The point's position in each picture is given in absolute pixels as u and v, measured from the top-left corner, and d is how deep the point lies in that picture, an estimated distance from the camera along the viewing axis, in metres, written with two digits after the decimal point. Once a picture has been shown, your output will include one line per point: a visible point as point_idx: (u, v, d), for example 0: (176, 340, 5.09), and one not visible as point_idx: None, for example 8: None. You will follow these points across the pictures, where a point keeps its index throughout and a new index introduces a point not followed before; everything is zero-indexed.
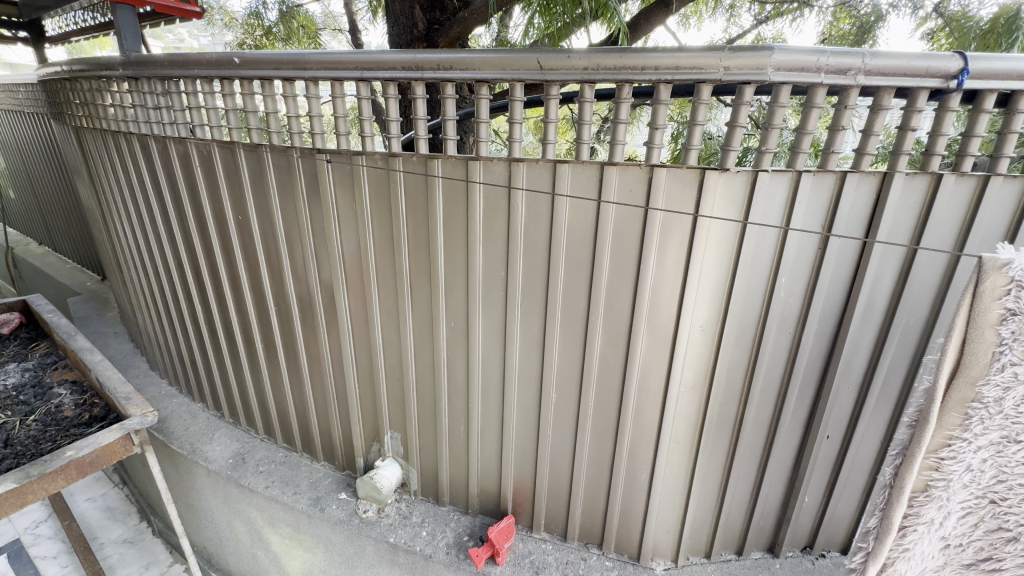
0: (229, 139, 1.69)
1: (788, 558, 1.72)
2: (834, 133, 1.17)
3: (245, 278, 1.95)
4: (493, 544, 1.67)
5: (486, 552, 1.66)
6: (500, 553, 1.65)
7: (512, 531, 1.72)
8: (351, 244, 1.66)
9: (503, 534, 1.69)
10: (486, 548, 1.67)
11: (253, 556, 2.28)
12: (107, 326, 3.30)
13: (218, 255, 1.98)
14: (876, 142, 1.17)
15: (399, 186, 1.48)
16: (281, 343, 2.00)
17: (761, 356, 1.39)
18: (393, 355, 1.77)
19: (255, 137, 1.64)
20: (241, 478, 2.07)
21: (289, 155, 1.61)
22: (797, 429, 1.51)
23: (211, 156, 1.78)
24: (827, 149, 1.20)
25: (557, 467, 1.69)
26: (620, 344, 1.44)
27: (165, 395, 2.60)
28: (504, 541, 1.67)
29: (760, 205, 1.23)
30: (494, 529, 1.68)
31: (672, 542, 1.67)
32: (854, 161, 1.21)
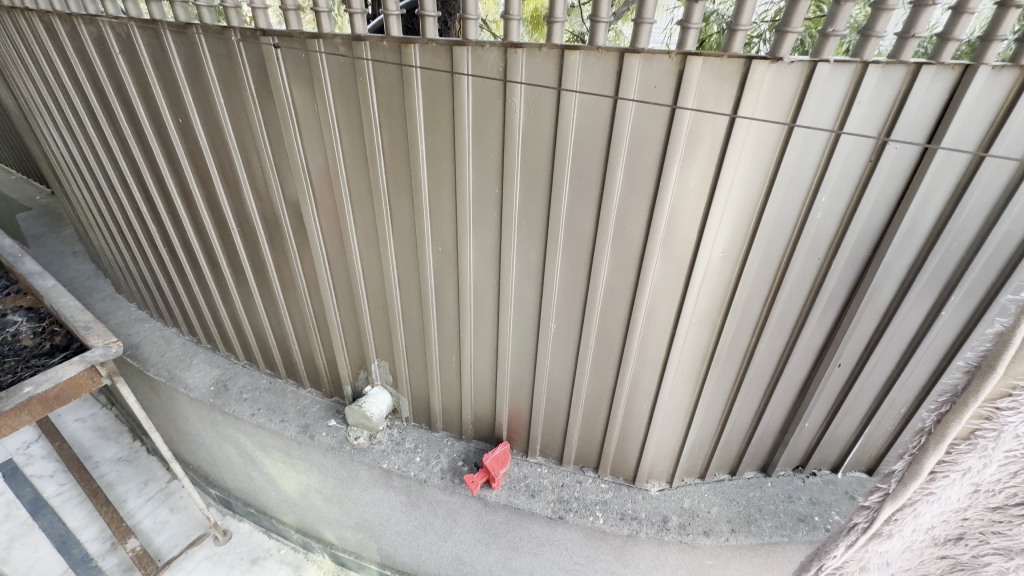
0: (149, 17, 1.35)
1: (780, 477, 1.75)
2: (919, 10, 0.91)
3: (199, 193, 1.71)
4: (489, 472, 1.65)
5: (481, 479, 1.65)
6: (496, 481, 1.65)
7: (508, 457, 1.69)
8: (316, 153, 1.40)
9: (499, 462, 1.66)
10: (481, 475, 1.65)
11: (249, 476, 2.30)
12: (62, 245, 3.04)
13: (163, 167, 1.71)
14: (970, 24, 0.91)
15: (368, 79, 1.21)
16: (249, 266, 1.81)
17: (785, 283, 1.26)
18: (375, 281, 1.60)
19: (181, 15, 1.31)
20: (225, 406, 2.00)
21: (228, 39, 1.30)
22: (808, 358, 1.44)
23: (132, 41, 1.44)
24: (905, 31, 0.94)
25: (555, 396, 1.62)
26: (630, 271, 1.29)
27: (135, 321, 2.45)
28: (500, 469, 1.65)
29: (811, 107, 1.01)
30: (489, 457, 1.65)
31: (669, 465, 1.66)
32: (934, 48, 0.97)
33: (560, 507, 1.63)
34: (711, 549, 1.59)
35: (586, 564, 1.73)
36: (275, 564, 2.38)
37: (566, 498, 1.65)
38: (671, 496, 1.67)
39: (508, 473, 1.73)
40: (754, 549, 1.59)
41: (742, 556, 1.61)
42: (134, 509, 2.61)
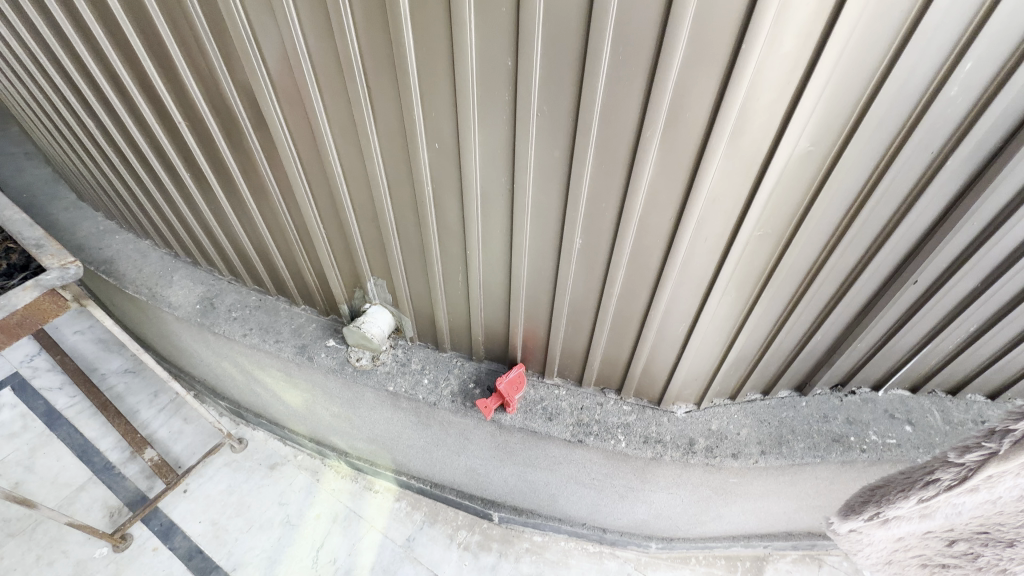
0: None
1: (816, 396, 1.62)
2: None
3: (131, 81, 1.37)
4: (503, 396, 1.53)
5: (495, 404, 1.53)
6: (510, 406, 1.53)
7: (523, 381, 1.56)
8: (270, 38, 1.08)
9: (513, 387, 1.53)
10: (494, 400, 1.53)
11: (254, 391, 2.24)
12: (12, 146, 2.69)
13: (77, 41, 1.37)
14: None
15: None
16: (210, 169, 1.52)
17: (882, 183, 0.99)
18: (361, 188, 1.33)
19: None
20: (214, 326, 1.85)
21: None
22: (880, 274, 1.22)
23: None
24: None
25: (576, 317, 1.43)
26: (682, 169, 1.01)
27: (106, 234, 2.21)
28: (514, 394, 1.52)
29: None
30: (502, 382, 1.52)
31: (699, 387, 1.52)
32: None
33: (580, 431, 1.53)
34: (738, 470, 1.51)
35: (604, 480, 1.69)
36: (292, 469, 2.43)
37: (586, 422, 1.55)
38: (698, 419, 1.55)
39: (524, 395, 1.61)
40: (782, 469, 1.52)
41: (769, 475, 1.54)
42: (148, 419, 2.62)
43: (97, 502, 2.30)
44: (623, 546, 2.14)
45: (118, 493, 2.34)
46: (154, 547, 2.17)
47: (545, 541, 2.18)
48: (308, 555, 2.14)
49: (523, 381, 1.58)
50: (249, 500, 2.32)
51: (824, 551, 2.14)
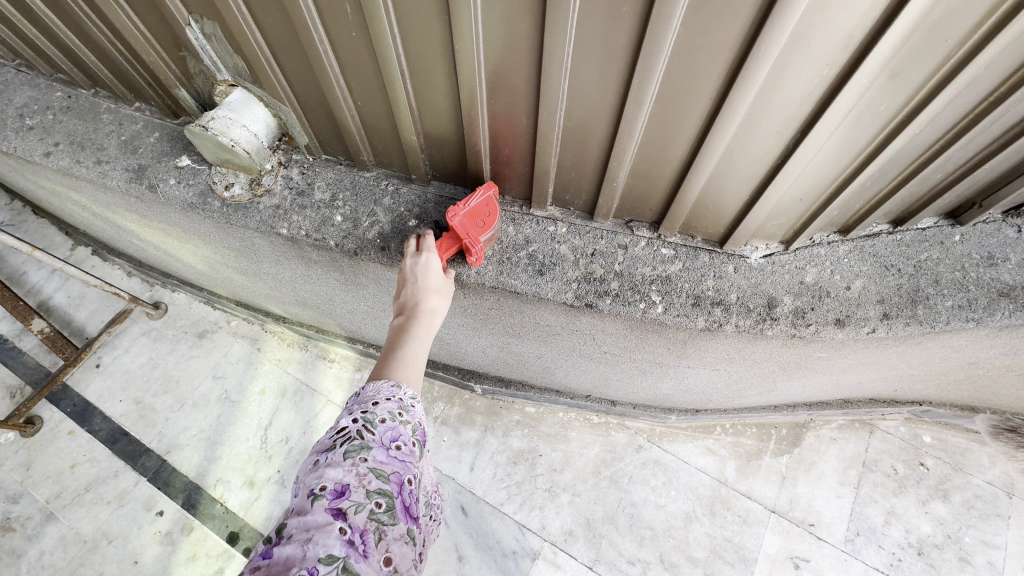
0: None
1: (978, 227, 0.98)
2: None
3: None
4: (460, 239, 0.91)
5: (446, 251, 0.93)
6: (472, 257, 0.92)
7: (496, 216, 0.91)
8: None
9: (477, 224, 0.90)
10: (444, 246, 0.93)
11: (139, 243, 1.63)
12: None
13: None
14: None
15: None
16: None
17: None
18: None
19: None
20: (1, 142, 1.15)
21: None
22: None
23: None
24: None
25: (590, 73, 0.71)
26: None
27: None
28: (479, 237, 0.90)
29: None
30: (457, 214, 0.88)
31: (799, 216, 0.88)
32: None
33: (590, 290, 0.94)
34: (837, 343, 0.96)
35: (621, 354, 1.17)
36: (226, 337, 1.95)
37: (599, 275, 0.95)
38: (784, 268, 0.94)
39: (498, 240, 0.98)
40: (904, 340, 0.97)
41: (880, 347, 1.00)
42: (38, 283, 2.07)
43: None
44: (635, 416, 1.75)
45: (17, 370, 1.91)
46: (71, 431, 1.81)
47: (539, 412, 1.79)
48: (254, 435, 1.78)
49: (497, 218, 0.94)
50: (178, 374, 1.89)
51: (880, 416, 1.75)
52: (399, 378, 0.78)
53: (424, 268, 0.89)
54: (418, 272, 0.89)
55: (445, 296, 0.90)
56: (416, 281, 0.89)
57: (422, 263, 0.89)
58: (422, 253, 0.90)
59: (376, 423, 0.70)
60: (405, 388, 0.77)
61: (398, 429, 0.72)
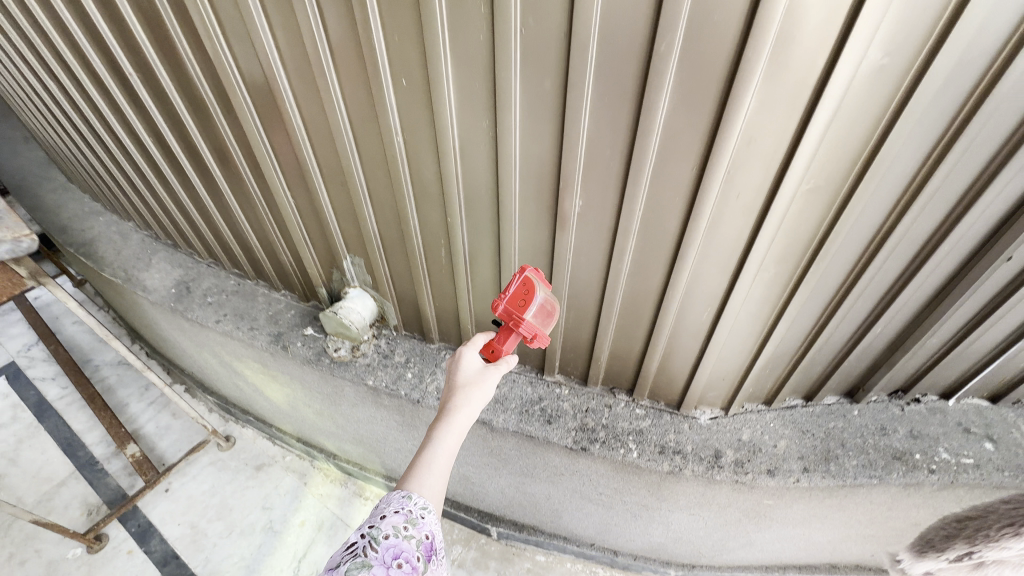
0: None
1: (870, 404, 1.34)
2: None
3: (100, 63, 1.35)
4: (512, 324, 1.04)
5: (505, 340, 1.07)
6: (529, 336, 1.03)
7: (535, 290, 1.00)
8: (247, 57, 1.08)
9: (518, 305, 1.01)
10: (504, 334, 1.07)
11: (239, 385, 2.09)
12: (14, 133, 2.66)
13: (34, 26, 1.41)
14: None
15: None
16: (179, 141, 1.42)
17: (987, 104, 0.72)
18: (326, 146, 1.16)
19: None
20: (187, 312, 1.70)
21: None
22: (964, 248, 0.96)
23: None
24: None
25: (579, 299, 1.20)
26: (717, 77, 0.75)
27: (89, 215, 2.11)
28: (522, 315, 1.00)
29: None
30: (501, 303, 1.02)
31: (727, 390, 1.27)
32: None
33: (584, 437, 1.30)
34: (775, 490, 1.26)
35: (613, 496, 1.46)
36: (279, 471, 2.26)
37: (591, 426, 1.32)
38: (726, 427, 1.30)
39: (554, 309, 1.06)
40: (828, 492, 1.26)
41: (812, 497, 1.28)
42: (136, 413, 2.50)
43: (76, 499, 2.19)
44: (638, 570, 1.89)
45: (99, 490, 2.22)
46: (129, 550, 2.03)
47: (548, 561, 1.95)
48: (288, 566, 1.97)
49: (540, 289, 1.02)
50: (232, 503, 2.16)
51: None
52: (411, 487, 0.91)
53: (459, 370, 1.09)
54: (453, 374, 1.09)
55: (472, 391, 1.04)
56: (451, 382, 1.07)
57: (459, 363, 1.10)
58: (461, 355, 1.11)
59: (381, 538, 0.85)
60: (415, 500, 0.90)
61: (401, 544, 0.84)
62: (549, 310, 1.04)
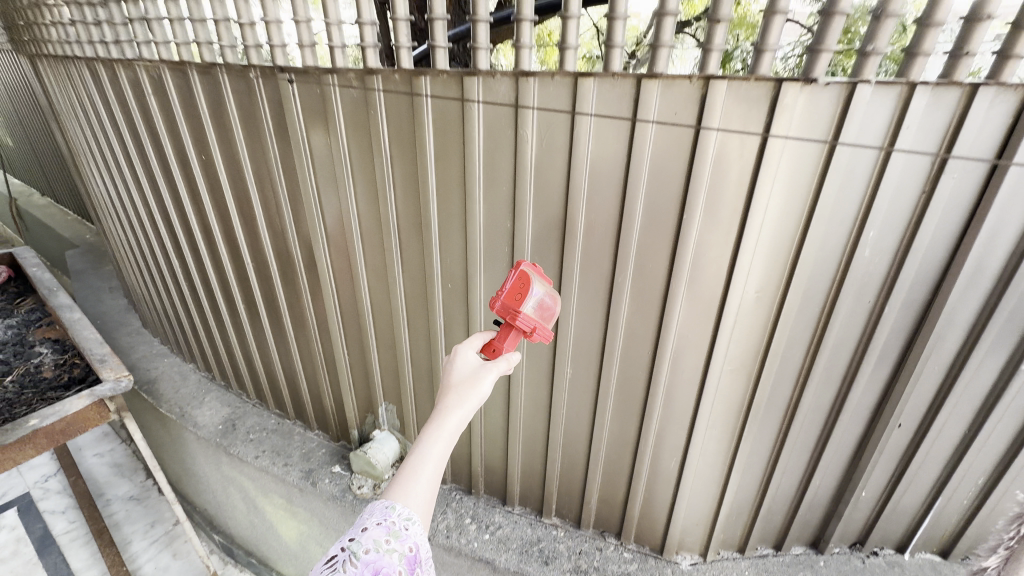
0: (154, 60, 1.43)
1: (833, 555, 1.50)
2: (911, 58, 0.85)
3: (221, 240, 1.74)
4: (510, 321, 0.98)
5: (504, 337, 0.98)
6: (529, 329, 0.97)
7: (531, 284, 0.97)
8: (332, 217, 1.40)
9: (515, 299, 0.97)
10: (502, 333, 0.99)
11: (252, 523, 2.19)
12: (102, 282, 3.18)
13: (174, 212, 1.84)
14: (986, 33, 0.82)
15: (335, 106, 1.21)
16: (263, 302, 1.77)
17: (832, 322, 1.09)
18: (383, 319, 1.51)
19: (184, 54, 1.36)
20: (231, 447, 1.93)
21: (214, 75, 1.33)
22: (862, 416, 1.25)
23: (121, 87, 1.62)
24: (912, 49, 0.85)
25: (572, 447, 1.47)
26: (655, 299, 1.16)
27: (156, 356, 2.47)
28: (520, 309, 0.96)
29: (849, 136, 0.90)
30: (497, 299, 0.99)
31: (702, 534, 1.46)
32: (947, 66, 0.87)
33: None
34: None
35: None
36: None
37: (584, 568, 1.47)
38: (704, 572, 1.46)
39: (555, 304, 1.02)
40: None
41: None
42: (136, 552, 2.52)
43: None
44: None
45: None
46: None
47: None
48: None
49: (537, 284, 0.99)
50: None
51: None
52: (394, 497, 0.76)
53: (452, 365, 0.90)
54: (445, 369, 0.90)
55: (466, 389, 0.85)
56: (443, 378, 0.88)
57: (452, 359, 0.91)
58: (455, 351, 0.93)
59: (361, 554, 0.71)
60: (399, 510, 0.75)
61: (381, 560, 0.70)
62: (549, 306, 1.01)
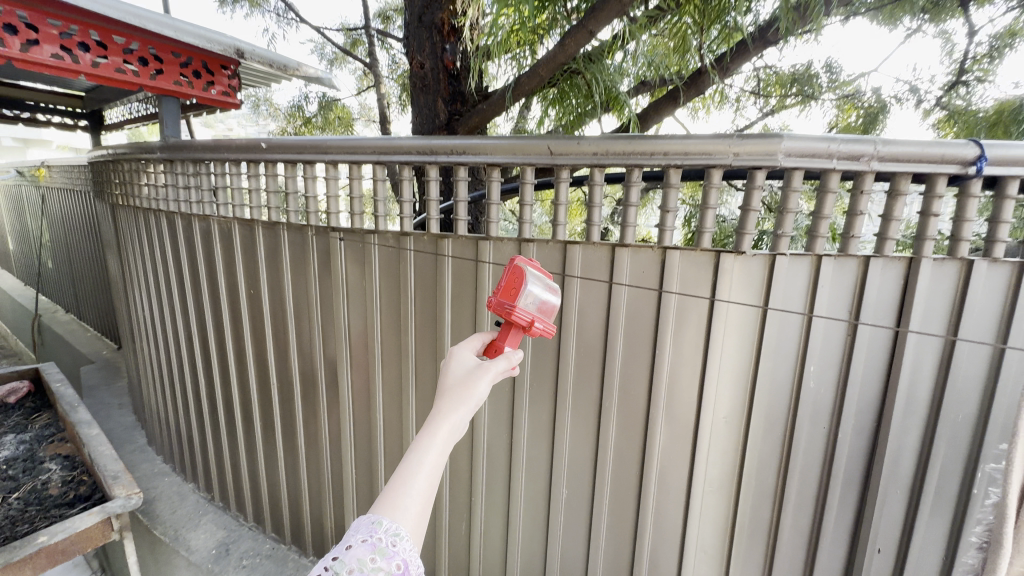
0: (228, 216, 1.78)
1: None
2: (813, 238, 1.15)
3: (250, 362, 1.93)
4: (507, 319, 0.93)
5: (503, 335, 0.93)
6: (528, 324, 0.93)
7: (524, 277, 0.92)
8: (358, 345, 1.62)
9: (509, 296, 0.92)
10: (502, 333, 0.94)
11: None
12: (113, 398, 3.28)
13: (211, 336, 2.06)
14: (862, 224, 1.13)
15: (373, 257, 1.51)
16: (280, 421, 1.90)
17: (794, 446, 1.25)
18: (393, 438, 1.63)
19: (255, 213, 1.71)
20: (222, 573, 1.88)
21: (277, 231, 1.66)
22: (842, 540, 1.32)
23: (192, 234, 1.95)
24: (812, 232, 1.15)
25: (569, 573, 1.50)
26: (638, 423, 1.33)
27: (158, 474, 2.49)
28: (514, 306, 0.92)
29: (775, 302, 1.17)
30: (492, 297, 0.94)
31: None
32: (841, 244, 1.16)
33: None
34: None
35: None
36: None
37: None
38: None
39: (553, 298, 0.97)
40: None
41: None
42: None
43: None
44: None
45: None
46: None
47: None
48: None
49: (532, 279, 0.94)
50: None
51: None
52: (382, 510, 0.67)
53: (448, 367, 0.84)
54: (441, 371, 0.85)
55: (462, 389, 0.79)
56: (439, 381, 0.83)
57: (448, 360, 0.86)
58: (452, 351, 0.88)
59: None
60: (386, 525, 0.66)
61: None
62: (545, 299, 0.96)
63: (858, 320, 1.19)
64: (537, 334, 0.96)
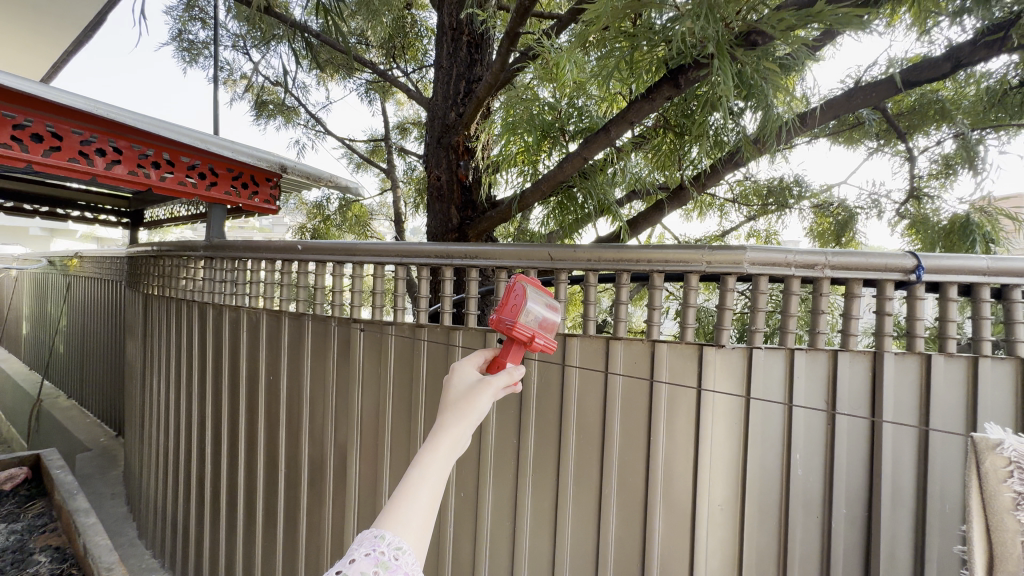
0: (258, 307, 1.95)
1: None
2: (784, 334, 1.29)
3: (260, 448, 1.98)
4: (508, 335, 0.92)
5: (504, 350, 0.92)
6: (529, 339, 0.91)
7: (526, 294, 0.93)
8: (369, 429, 1.69)
9: (510, 312, 0.92)
10: (503, 349, 0.93)
11: None
12: (107, 488, 3.22)
13: (224, 421, 2.13)
14: (825, 322, 1.28)
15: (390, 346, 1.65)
16: (283, 508, 1.90)
17: (789, 534, 1.29)
18: None
19: (283, 305, 1.88)
20: None
21: (302, 322, 1.83)
22: None
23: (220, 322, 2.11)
24: (783, 328, 1.29)
25: None
26: (638, 510, 1.37)
27: (145, 570, 2.40)
28: (516, 321, 0.91)
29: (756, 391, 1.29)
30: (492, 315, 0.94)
31: None
32: (810, 339, 1.31)
33: None
34: None
35: None
36: None
37: None
38: None
39: (555, 315, 0.96)
40: None
41: None
42: None
43: None
44: None
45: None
46: None
47: None
48: None
49: (534, 295, 0.94)
50: None
51: None
52: (385, 524, 0.66)
53: (450, 381, 0.82)
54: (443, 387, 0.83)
55: (466, 407, 0.78)
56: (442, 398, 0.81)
57: (451, 375, 0.84)
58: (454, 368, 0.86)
59: None
60: (388, 538, 0.65)
61: None
62: (548, 316, 0.95)
63: (835, 410, 1.30)
64: (540, 350, 0.95)
